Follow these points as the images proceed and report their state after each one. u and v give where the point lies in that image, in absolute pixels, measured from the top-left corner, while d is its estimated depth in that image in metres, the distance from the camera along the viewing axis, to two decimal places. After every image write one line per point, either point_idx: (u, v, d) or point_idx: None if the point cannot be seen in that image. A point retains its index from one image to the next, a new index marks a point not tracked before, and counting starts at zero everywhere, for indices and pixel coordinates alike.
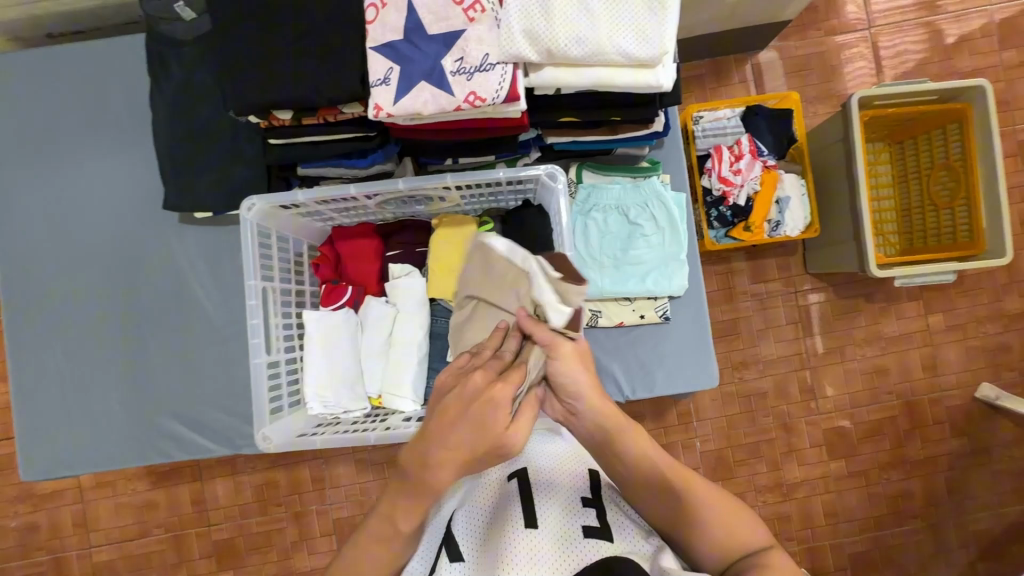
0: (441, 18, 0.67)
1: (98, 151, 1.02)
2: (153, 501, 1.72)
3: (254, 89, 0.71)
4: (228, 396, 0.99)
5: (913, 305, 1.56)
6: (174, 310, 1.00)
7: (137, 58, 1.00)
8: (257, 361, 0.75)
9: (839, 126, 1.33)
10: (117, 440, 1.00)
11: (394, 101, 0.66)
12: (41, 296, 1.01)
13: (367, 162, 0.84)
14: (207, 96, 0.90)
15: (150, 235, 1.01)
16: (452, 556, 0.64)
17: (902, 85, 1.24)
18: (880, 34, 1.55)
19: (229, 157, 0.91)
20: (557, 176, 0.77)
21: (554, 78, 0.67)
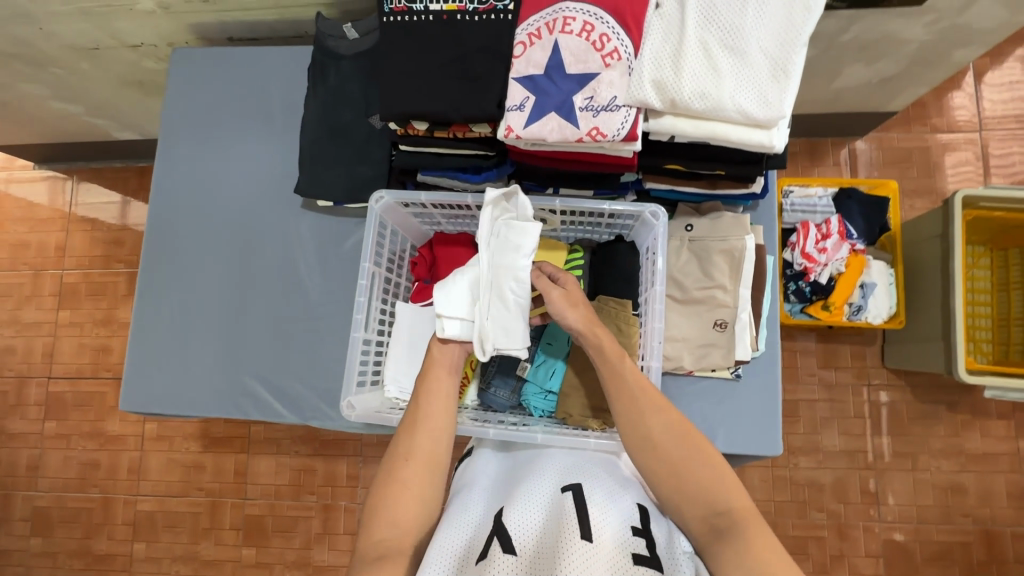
0: (580, 60, 0.74)
1: (248, 136, 1.17)
2: (200, 463, 1.82)
3: (402, 99, 0.81)
4: (308, 370, 1.07)
5: (1002, 424, 1.44)
6: (280, 282, 1.11)
7: (298, 65, 1.17)
8: (355, 335, 0.82)
9: (938, 220, 1.30)
10: (205, 389, 1.09)
11: (525, 126, 0.74)
12: (175, 251, 1.16)
13: (480, 178, 0.92)
14: (352, 103, 1.03)
15: (275, 214, 1.14)
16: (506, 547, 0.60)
17: (1012, 191, 1.21)
18: (991, 139, 1.53)
19: (360, 156, 1.03)
20: (658, 215, 0.83)
21: (672, 126, 0.73)
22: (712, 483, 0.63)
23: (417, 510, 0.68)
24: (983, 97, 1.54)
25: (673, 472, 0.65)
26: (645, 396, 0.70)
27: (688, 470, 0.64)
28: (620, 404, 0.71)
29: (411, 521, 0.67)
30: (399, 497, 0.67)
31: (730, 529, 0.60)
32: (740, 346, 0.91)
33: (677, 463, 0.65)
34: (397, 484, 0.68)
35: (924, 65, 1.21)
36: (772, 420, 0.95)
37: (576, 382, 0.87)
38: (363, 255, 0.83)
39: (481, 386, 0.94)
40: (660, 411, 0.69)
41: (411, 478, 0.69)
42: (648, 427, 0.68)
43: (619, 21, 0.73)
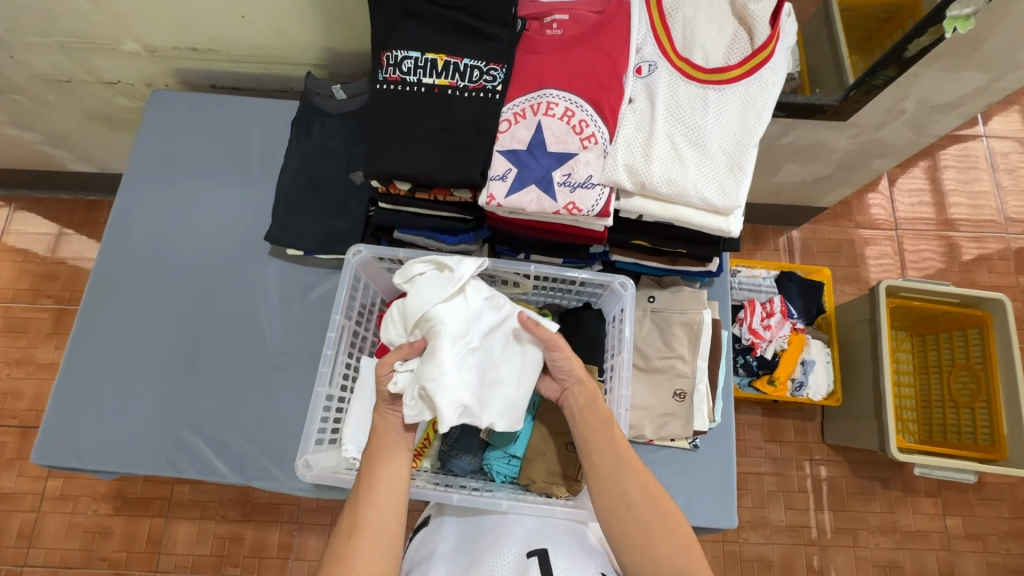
0: (560, 140, 0.79)
1: (220, 180, 1.16)
2: (108, 527, 1.61)
3: (389, 160, 0.84)
4: (257, 424, 1.01)
5: (931, 501, 1.53)
6: (238, 329, 1.07)
7: (281, 117, 1.19)
8: (319, 389, 0.80)
9: (866, 306, 1.43)
10: (137, 441, 1.00)
11: (506, 195, 0.79)
12: (124, 290, 1.10)
13: (456, 240, 0.95)
14: (333, 157, 1.06)
15: (240, 259, 1.11)
16: None
17: (928, 283, 1.36)
18: (904, 237, 1.73)
19: (336, 209, 1.04)
20: (627, 286, 0.87)
21: (641, 206, 0.80)
22: (678, 550, 0.64)
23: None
24: (896, 200, 1.75)
25: (640, 536, 0.65)
26: (621, 454, 0.71)
27: (655, 536, 0.65)
28: (597, 460, 0.71)
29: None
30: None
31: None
32: (699, 416, 0.94)
33: (643, 530, 0.65)
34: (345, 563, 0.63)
35: (849, 170, 1.39)
36: (727, 491, 0.96)
37: (542, 447, 0.86)
38: (334, 307, 0.82)
39: (443, 447, 0.92)
40: (634, 471, 0.69)
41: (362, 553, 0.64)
42: (623, 484, 0.68)
43: (597, 110, 0.79)
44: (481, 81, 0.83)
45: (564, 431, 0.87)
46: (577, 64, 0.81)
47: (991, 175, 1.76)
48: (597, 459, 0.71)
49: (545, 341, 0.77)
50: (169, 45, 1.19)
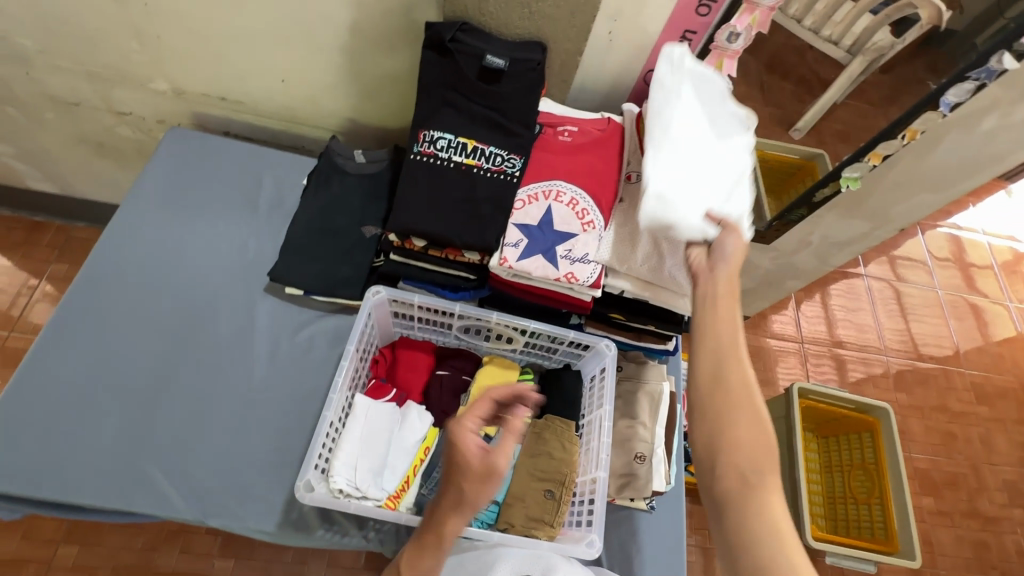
0: (565, 222, 0.96)
1: (226, 217, 1.21)
2: None
3: (415, 218, 0.96)
4: (225, 458, 0.98)
5: None
6: (221, 361, 1.07)
7: (296, 170, 1.29)
8: (325, 413, 0.85)
9: (781, 404, 1.65)
10: (86, 467, 0.93)
11: (518, 259, 0.93)
12: (103, 308, 1.08)
13: (455, 295, 1.04)
14: (347, 210, 1.16)
15: (233, 292, 1.14)
16: None
17: (829, 389, 1.63)
18: (808, 350, 2.04)
19: (343, 256, 1.12)
20: (610, 348, 1.00)
21: (624, 284, 0.97)
22: (756, 446, 0.60)
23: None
24: (801, 319, 2.08)
25: (729, 405, 0.62)
26: (729, 337, 0.67)
27: (737, 419, 0.62)
28: (700, 332, 0.69)
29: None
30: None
31: (758, 492, 0.58)
32: (659, 475, 1.04)
33: (718, 371, 0.65)
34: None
35: (769, 286, 1.67)
36: (678, 556, 1.04)
37: (521, 493, 0.92)
38: (352, 338, 0.90)
39: (422, 491, 0.93)
40: (738, 355, 0.66)
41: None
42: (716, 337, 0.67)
43: (596, 201, 0.97)
44: (502, 165, 1.00)
45: (543, 479, 0.92)
46: (582, 165, 1.00)
47: (870, 308, 2.15)
48: (707, 330, 0.68)
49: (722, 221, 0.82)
50: (201, 92, 1.28)
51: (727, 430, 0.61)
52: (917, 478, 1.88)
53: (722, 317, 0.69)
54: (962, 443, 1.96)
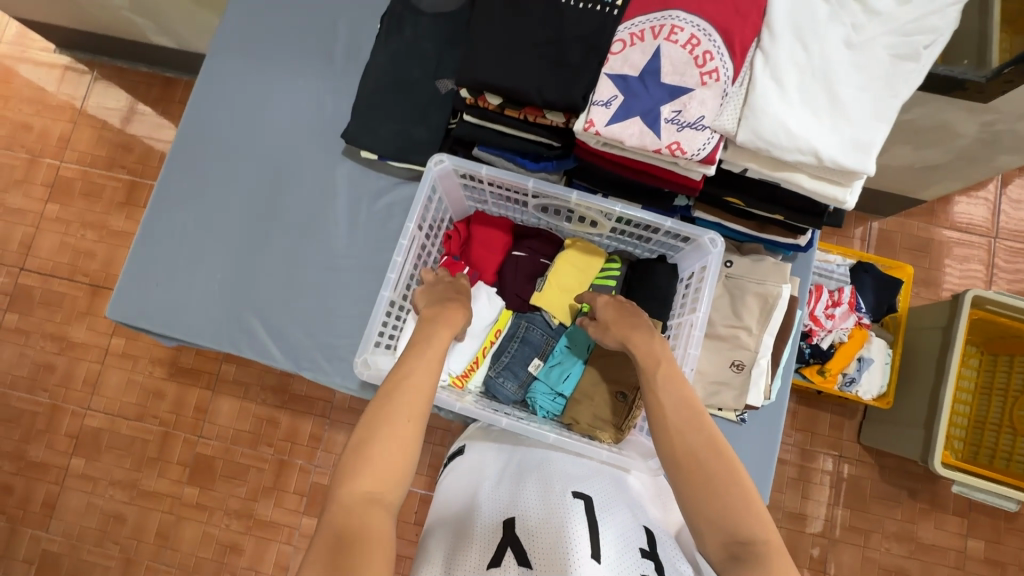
0: (677, 72, 0.72)
1: (303, 71, 1.13)
2: (161, 389, 1.69)
3: (486, 68, 0.79)
4: (312, 318, 1.04)
5: (957, 520, 1.48)
6: (304, 225, 1.07)
7: (370, 10, 1.13)
8: (384, 293, 0.83)
9: (944, 312, 1.32)
10: (202, 312, 1.05)
11: (607, 124, 0.73)
12: (201, 166, 1.11)
13: (537, 166, 0.89)
14: (421, 61, 1.00)
15: (313, 154, 1.10)
16: (522, 559, 0.55)
17: (1015, 300, 1.24)
18: (1003, 247, 1.57)
19: (416, 117, 0.99)
20: (716, 243, 0.82)
21: (750, 159, 0.73)
22: (741, 509, 0.59)
23: (399, 455, 0.62)
24: (1003, 207, 1.58)
25: (709, 480, 0.61)
26: (684, 410, 0.67)
27: (717, 488, 0.61)
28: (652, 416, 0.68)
29: (385, 474, 0.61)
30: (409, 387, 0.68)
31: (754, 561, 0.56)
32: (753, 394, 0.90)
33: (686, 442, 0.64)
34: (406, 385, 0.68)
35: (968, 162, 1.23)
36: (764, 469, 0.94)
37: (589, 391, 0.86)
38: (409, 215, 0.83)
39: (489, 372, 0.92)
40: (706, 431, 0.65)
41: (397, 426, 0.64)
42: (661, 403, 0.68)
43: (725, 42, 0.71)
44: None
45: (615, 381, 0.86)
46: None
47: None
48: (663, 402, 0.68)
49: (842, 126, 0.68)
50: None
51: (706, 504, 0.60)
52: None
53: (664, 386, 0.70)
54: None
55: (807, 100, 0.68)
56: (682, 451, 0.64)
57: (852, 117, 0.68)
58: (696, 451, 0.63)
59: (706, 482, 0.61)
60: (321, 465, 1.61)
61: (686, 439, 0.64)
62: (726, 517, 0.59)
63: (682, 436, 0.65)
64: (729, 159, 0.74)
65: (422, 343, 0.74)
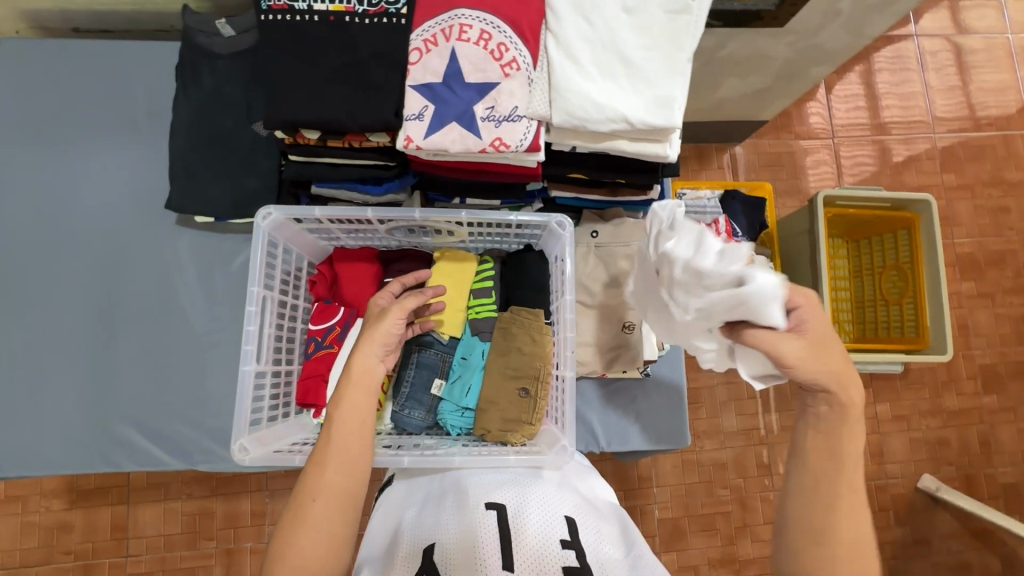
0: (479, 69, 0.72)
1: (108, 144, 1.01)
2: (66, 522, 1.50)
3: (288, 106, 0.74)
4: (194, 406, 0.95)
5: (863, 392, 1.65)
6: (155, 309, 0.97)
7: (165, 62, 1.02)
8: (246, 368, 0.77)
9: (804, 218, 1.44)
10: (63, 438, 0.93)
11: (425, 136, 0.71)
12: (13, 277, 0.97)
13: (381, 190, 0.87)
14: (232, 108, 0.93)
15: (144, 231, 0.99)
16: None
17: (861, 190, 1.38)
18: (841, 144, 1.74)
19: (244, 168, 0.92)
20: (564, 225, 0.84)
21: (573, 137, 0.74)
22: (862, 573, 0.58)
23: (328, 544, 0.61)
24: (833, 108, 1.75)
25: (841, 535, 0.59)
26: (853, 466, 0.60)
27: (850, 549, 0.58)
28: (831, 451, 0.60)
29: (318, 561, 0.60)
30: (331, 467, 0.64)
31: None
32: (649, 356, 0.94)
33: (830, 494, 0.59)
34: (322, 467, 0.64)
35: (788, 80, 1.34)
36: (678, 414, 0.98)
37: (493, 397, 0.86)
38: (248, 280, 0.77)
39: (394, 407, 0.89)
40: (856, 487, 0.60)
41: (316, 513, 0.61)
42: (834, 450, 0.60)
43: (516, 31, 0.72)
44: (383, 4, 0.74)
45: (516, 377, 0.86)
46: None
47: (920, 74, 1.78)
48: (845, 455, 0.60)
49: (643, 88, 0.71)
50: None
51: (836, 563, 0.58)
52: (959, 264, 1.71)
53: (832, 440, 0.60)
54: (1016, 216, 1.73)
55: (605, 72, 0.71)
56: (830, 503, 0.59)
57: (650, 79, 0.71)
58: (847, 510, 0.59)
59: (841, 541, 0.58)
60: None
61: (845, 499, 0.59)
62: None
63: (842, 492, 0.59)
64: (555, 139, 0.74)
65: (351, 398, 0.68)
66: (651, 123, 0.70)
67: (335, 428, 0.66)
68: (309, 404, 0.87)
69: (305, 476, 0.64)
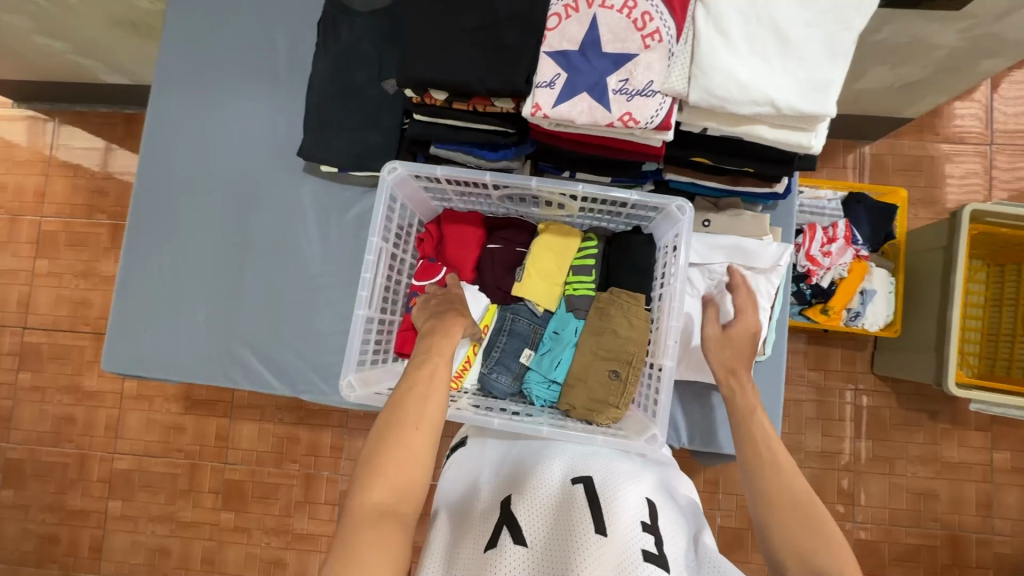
0: (617, 39, 0.70)
1: (251, 92, 1.10)
2: (180, 424, 1.71)
3: (423, 64, 0.75)
4: (303, 340, 1.04)
5: (980, 435, 1.47)
6: (277, 247, 1.06)
7: (305, 17, 1.09)
8: (359, 312, 0.82)
9: (943, 232, 1.27)
10: (195, 352, 1.05)
11: (554, 105, 0.70)
12: (165, 205, 1.10)
13: (496, 156, 0.87)
14: (364, 65, 0.97)
15: (275, 175, 1.08)
16: (516, 537, 0.58)
17: (1022, 207, 1.18)
18: (1000, 152, 1.51)
19: (368, 123, 0.97)
20: (684, 210, 0.80)
21: (707, 118, 0.70)
22: (822, 545, 0.62)
23: (419, 475, 0.64)
24: (996, 109, 1.52)
25: (795, 513, 0.65)
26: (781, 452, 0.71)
27: (814, 524, 0.63)
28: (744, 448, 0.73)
29: (407, 489, 0.63)
30: (427, 402, 0.70)
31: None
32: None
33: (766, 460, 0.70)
34: (410, 398, 0.69)
35: (951, 73, 1.17)
36: (768, 425, 0.93)
37: (582, 374, 0.86)
38: (370, 230, 0.82)
39: (482, 369, 0.92)
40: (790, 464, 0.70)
41: (412, 442, 0.66)
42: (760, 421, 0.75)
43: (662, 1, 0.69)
44: None
45: (608, 358, 0.85)
46: None
47: None
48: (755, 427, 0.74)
49: (796, 70, 0.65)
50: None
51: (792, 536, 0.63)
52: None
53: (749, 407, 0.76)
54: None
55: (755, 50, 0.66)
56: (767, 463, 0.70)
57: (805, 61, 0.65)
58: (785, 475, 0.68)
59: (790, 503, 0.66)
60: (346, 473, 1.63)
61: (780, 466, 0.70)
62: (803, 551, 0.62)
63: (764, 445, 0.72)
64: (686, 117, 0.71)
65: (441, 347, 0.78)
66: (800, 108, 0.65)
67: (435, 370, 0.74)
68: (406, 354, 0.92)
69: (388, 412, 0.69)
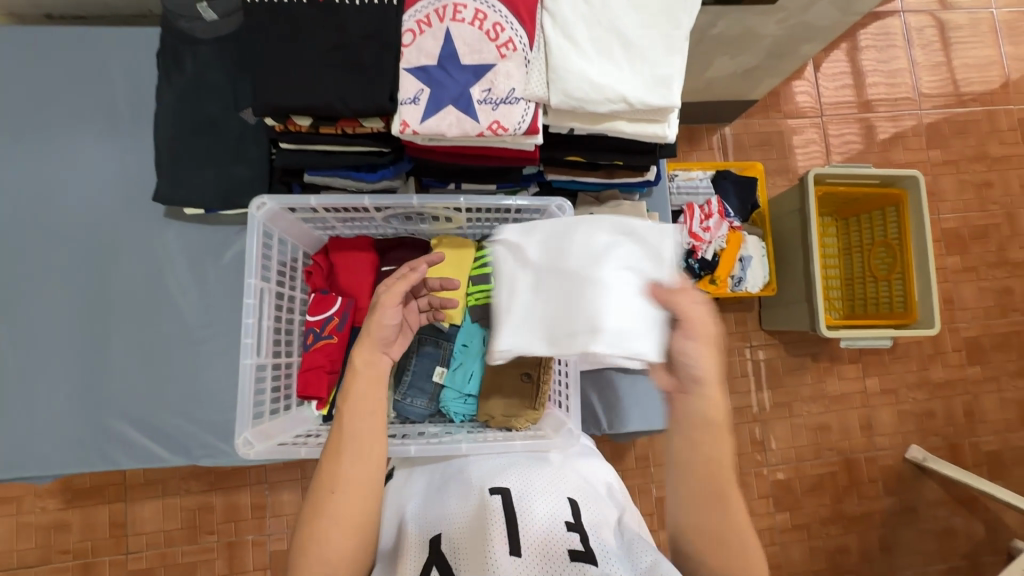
0: (474, 51, 0.71)
1: (89, 135, 0.98)
2: (64, 522, 1.48)
3: (278, 90, 0.71)
4: (192, 401, 0.94)
5: (853, 366, 1.68)
6: (146, 304, 0.96)
7: (143, 48, 0.99)
8: (246, 362, 0.76)
9: (795, 197, 1.44)
10: (59, 439, 0.91)
11: (421, 120, 0.70)
12: None
13: (376, 177, 0.85)
14: (217, 95, 0.90)
15: (131, 225, 0.97)
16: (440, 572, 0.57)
17: (852, 167, 1.37)
18: (830, 123, 1.75)
19: (232, 156, 0.90)
20: (564, 208, 0.83)
21: (571, 119, 0.73)
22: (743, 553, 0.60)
23: (355, 534, 0.62)
24: (821, 86, 1.75)
25: (720, 517, 0.60)
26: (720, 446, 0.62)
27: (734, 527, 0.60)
28: (685, 450, 0.62)
29: (345, 552, 0.61)
30: (347, 459, 0.64)
31: None
32: None
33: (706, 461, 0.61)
34: (338, 454, 0.64)
35: (779, 58, 1.33)
36: None
37: (495, 384, 0.86)
38: (246, 273, 0.76)
39: (396, 397, 0.90)
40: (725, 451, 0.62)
41: (340, 505, 0.62)
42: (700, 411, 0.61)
43: (511, 11, 0.71)
44: None
45: (518, 361, 0.86)
46: None
47: (906, 51, 1.78)
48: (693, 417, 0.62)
49: (641, 68, 0.70)
50: None
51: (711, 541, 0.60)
52: (945, 239, 1.74)
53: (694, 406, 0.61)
54: (999, 190, 1.76)
55: (602, 52, 0.70)
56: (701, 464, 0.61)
57: (647, 58, 0.70)
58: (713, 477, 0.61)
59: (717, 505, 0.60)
60: (274, 531, 1.50)
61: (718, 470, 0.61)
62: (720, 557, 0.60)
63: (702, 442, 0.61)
64: (552, 121, 0.74)
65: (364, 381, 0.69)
66: (649, 101, 0.70)
67: (348, 415, 0.66)
68: (312, 397, 0.87)
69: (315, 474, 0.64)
